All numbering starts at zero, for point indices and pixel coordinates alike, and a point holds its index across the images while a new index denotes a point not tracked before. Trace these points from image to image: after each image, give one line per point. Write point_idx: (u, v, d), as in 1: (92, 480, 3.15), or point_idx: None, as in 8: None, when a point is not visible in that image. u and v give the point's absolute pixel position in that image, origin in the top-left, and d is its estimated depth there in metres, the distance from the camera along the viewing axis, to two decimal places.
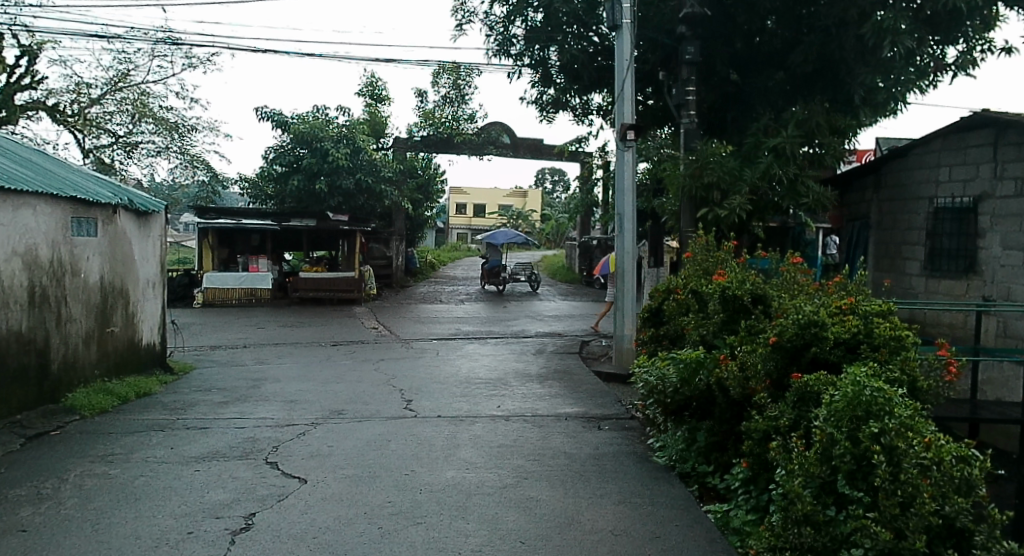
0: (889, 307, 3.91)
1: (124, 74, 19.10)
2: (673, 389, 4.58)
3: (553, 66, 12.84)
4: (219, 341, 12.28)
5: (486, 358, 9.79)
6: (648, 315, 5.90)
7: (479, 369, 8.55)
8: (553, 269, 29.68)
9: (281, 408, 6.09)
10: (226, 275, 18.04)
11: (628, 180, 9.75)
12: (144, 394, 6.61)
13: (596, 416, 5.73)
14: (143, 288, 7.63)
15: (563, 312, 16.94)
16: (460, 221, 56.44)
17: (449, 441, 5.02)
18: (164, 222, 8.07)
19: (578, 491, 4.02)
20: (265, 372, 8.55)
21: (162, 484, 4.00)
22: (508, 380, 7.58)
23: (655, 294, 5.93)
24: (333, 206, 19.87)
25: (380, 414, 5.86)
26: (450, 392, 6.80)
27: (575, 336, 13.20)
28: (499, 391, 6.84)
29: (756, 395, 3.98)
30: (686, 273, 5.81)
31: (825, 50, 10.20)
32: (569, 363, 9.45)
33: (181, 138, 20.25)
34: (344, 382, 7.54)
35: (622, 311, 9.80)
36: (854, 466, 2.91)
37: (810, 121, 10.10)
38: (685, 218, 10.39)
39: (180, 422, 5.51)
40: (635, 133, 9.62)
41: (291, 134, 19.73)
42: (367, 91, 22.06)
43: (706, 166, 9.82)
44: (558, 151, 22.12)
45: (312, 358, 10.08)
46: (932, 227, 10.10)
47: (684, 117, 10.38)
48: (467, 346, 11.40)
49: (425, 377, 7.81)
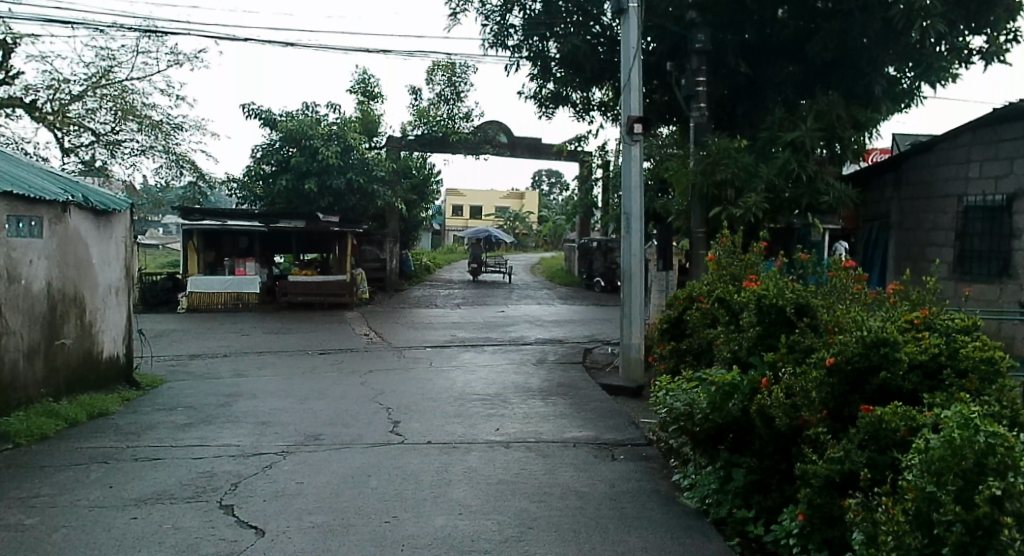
0: (973, 321, 3.22)
1: (106, 70, 18.35)
2: (703, 416, 3.92)
3: (552, 59, 12.17)
4: (199, 349, 11.54)
5: (483, 369, 9.06)
6: (668, 326, 5.23)
7: (475, 382, 7.82)
8: (552, 271, 29.00)
9: (250, 432, 5.36)
10: (210, 279, 17.35)
11: (634, 177, 9.05)
12: (97, 415, 5.88)
13: (608, 442, 5.02)
14: (104, 295, 6.92)
15: (563, 317, 16.17)
16: (456, 222, 55.80)
17: (440, 477, 4.30)
18: (129, 222, 7.40)
19: (594, 548, 3.30)
20: (240, 387, 7.79)
21: (85, 540, 3.27)
22: (508, 397, 6.86)
23: (674, 303, 5.27)
24: (323, 207, 19.20)
25: (362, 440, 5.14)
26: (443, 412, 6.07)
27: (577, 344, 12.47)
28: (497, 410, 6.11)
29: (811, 429, 3.29)
30: (710, 276, 5.14)
31: (844, 38, 9.52)
32: (573, 375, 8.72)
33: (166, 136, 19.53)
34: (326, 399, 6.81)
35: (629, 317, 9.11)
36: (967, 539, 2.20)
37: (830, 113, 9.42)
38: (695, 219, 9.72)
39: (130, 451, 4.78)
40: (643, 126, 8.92)
41: (280, 132, 18.99)
42: (359, 88, 21.35)
43: (719, 163, 9.15)
44: (557, 150, 21.54)
45: (295, 369, 9.35)
46: (960, 227, 9.46)
47: (694, 110, 9.70)
48: (462, 355, 10.66)
49: (416, 393, 7.08)
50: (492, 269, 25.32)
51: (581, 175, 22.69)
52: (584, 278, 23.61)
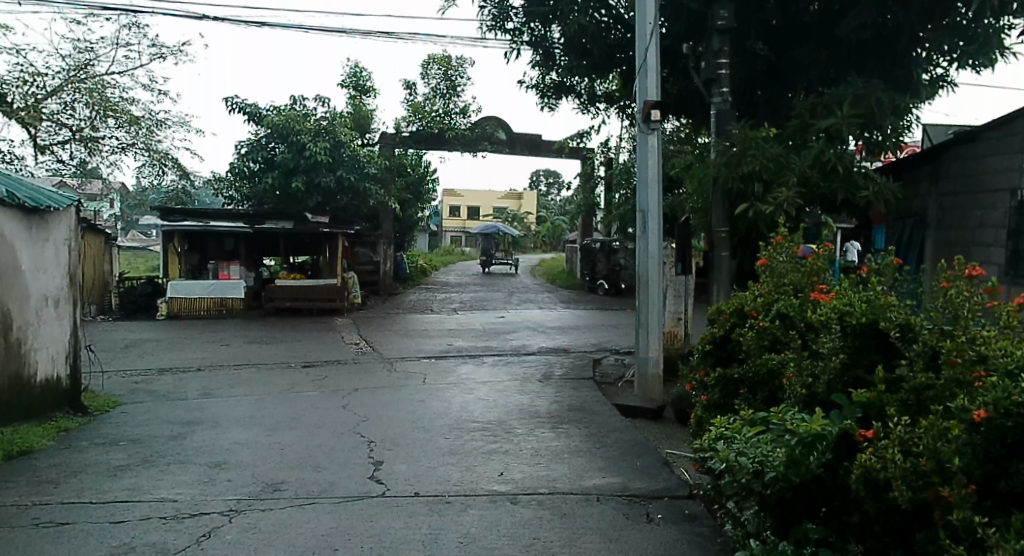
0: None
1: (85, 63, 17.33)
2: (776, 475, 2.94)
3: (556, 45, 11.20)
4: (170, 362, 10.51)
5: (483, 387, 8.05)
6: (712, 348, 4.27)
7: (473, 405, 6.82)
8: (552, 272, 28.17)
9: (196, 479, 4.36)
10: (192, 283, 16.29)
11: (652, 168, 8.05)
12: (16, 455, 4.87)
13: (641, 494, 4.04)
14: (38, 307, 5.92)
15: (567, 323, 15.18)
16: (454, 222, 54.84)
17: (428, 551, 3.28)
18: (73, 220, 6.42)
19: None
20: (204, 411, 6.78)
21: None
22: (511, 424, 5.87)
23: (720, 318, 4.31)
24: (312, 207, 18.21)
25: (335, 492, 4.14)
26: (436, 449, 5.07)
27: (585, 354, 11.47)
28: (500, 445, 5.10)
29: (953, 512, 2.30)
30: (764, 286, 4.14)
31: (881, 16, 8.53)
32: (585, 394, 7.71)
33: (146, 133, 18.54)
34: (299, 429, 5.81)
35: (647, 327, 8.13)
36: None
37: (868, 98, 8.44)
38: (718, 216, 8.78)
39: (36, 511, 3.77)
40: (662, 112, 7.93)
41: (265, 127, 17.89)
42: (350, 83, 20.37)
43: (746, 154, 8.20)
44: (559, 146, 20.68)
45: (272, 387, 8.33)
46: (1013, 224, 8.46)
47: (716, 96, 8.76)
48: (459, 369, 9.66)
49: (404, 420, 6.08)
50: (501, 263, 29.40)
51: (583, 173, 21.75)
52: (586, 280, 22.62)
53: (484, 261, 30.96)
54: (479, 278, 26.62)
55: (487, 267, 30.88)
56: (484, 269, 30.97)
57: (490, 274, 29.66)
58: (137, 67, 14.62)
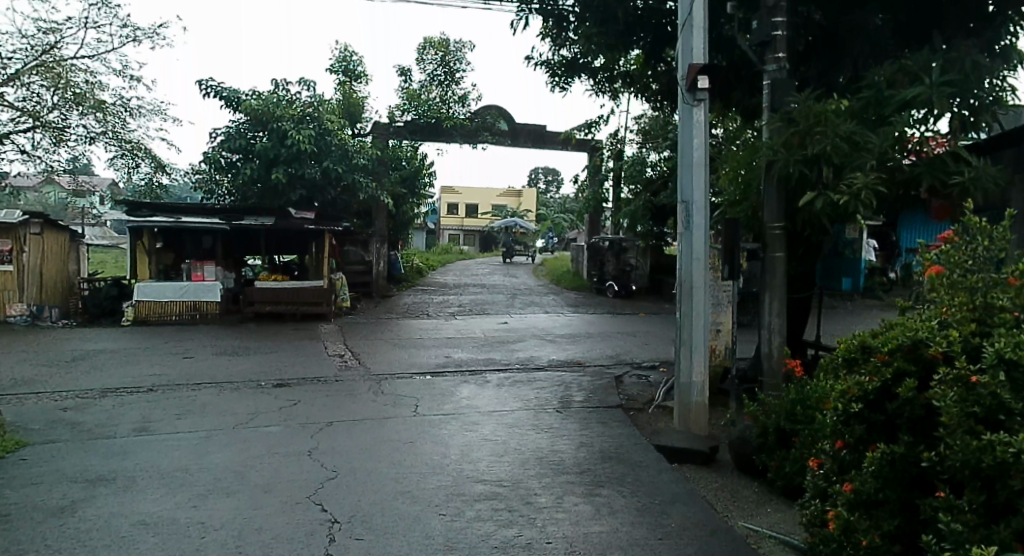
0: None
1: (49, 45, 15.64)
2: None
3: (570, 12, 9.62)
4: (117, 382, 8.88)
5: (489, 419, 6.51)
6: (860, 410, 2.67)
7: (479, 451, 5.26)
8: (556, 272, 26.65)
9: None
10: (162, 285, 14.69)
11: (697, 148, 6.50)
12: None
13: None
14: None
15: (577, 331, 13.64)
16: (452, 221, 53.10)
17: None
18: None
19: None
20: (127, 459, 5.22)
21: None
22: (531, 488, 4.33)
23: (873, 362, 2.71)
24: (296, 201, 16.63)
25: None
26: (428, 538, 3.52)
27: (603, 370, 9.90)
28: (518, 534, 3.55)
29: None
30: (950, 310, 2.57)
31: None
32: (616, 431, 6.16)
33: (118, 122, 16.93)
34: (242, 495, 4.25)
35: (689, 344, 6.58)
36: None
37: (958, 64, 6.89)
38: (773, 207, 7.21)
39: None
40: (711, 78, 6.38)
41: (243, 113, 16.28)
42: (339, 67, 18.77)
43: (813, 131, 6.58)
44: (565, 137, 19.26)
45: (229, 419, 6.74)
46: None
47: (769, 63, 7.28)
48: (458, 391, 8.08)
49: (386, 480, 4.53)
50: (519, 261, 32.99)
51: (591, 166, 20.23)
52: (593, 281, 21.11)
53: (506, 253, 34.89)
54: (477, 279, 25.13)
55: (506, 259, 34.13)
56: (505, 261, 34.33)
57: (491, 273, 28.27)
58: (109, 51, 13.56)
